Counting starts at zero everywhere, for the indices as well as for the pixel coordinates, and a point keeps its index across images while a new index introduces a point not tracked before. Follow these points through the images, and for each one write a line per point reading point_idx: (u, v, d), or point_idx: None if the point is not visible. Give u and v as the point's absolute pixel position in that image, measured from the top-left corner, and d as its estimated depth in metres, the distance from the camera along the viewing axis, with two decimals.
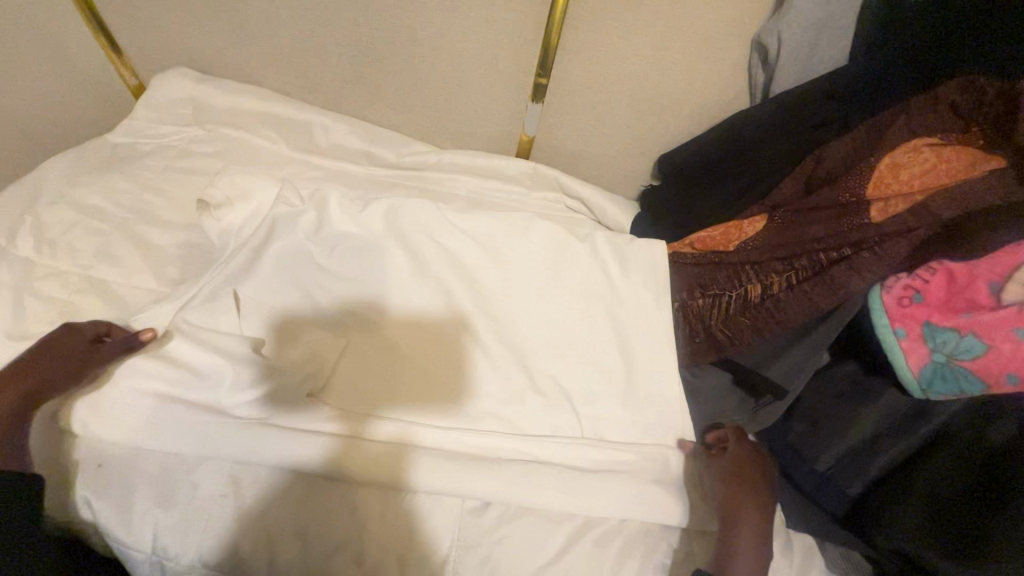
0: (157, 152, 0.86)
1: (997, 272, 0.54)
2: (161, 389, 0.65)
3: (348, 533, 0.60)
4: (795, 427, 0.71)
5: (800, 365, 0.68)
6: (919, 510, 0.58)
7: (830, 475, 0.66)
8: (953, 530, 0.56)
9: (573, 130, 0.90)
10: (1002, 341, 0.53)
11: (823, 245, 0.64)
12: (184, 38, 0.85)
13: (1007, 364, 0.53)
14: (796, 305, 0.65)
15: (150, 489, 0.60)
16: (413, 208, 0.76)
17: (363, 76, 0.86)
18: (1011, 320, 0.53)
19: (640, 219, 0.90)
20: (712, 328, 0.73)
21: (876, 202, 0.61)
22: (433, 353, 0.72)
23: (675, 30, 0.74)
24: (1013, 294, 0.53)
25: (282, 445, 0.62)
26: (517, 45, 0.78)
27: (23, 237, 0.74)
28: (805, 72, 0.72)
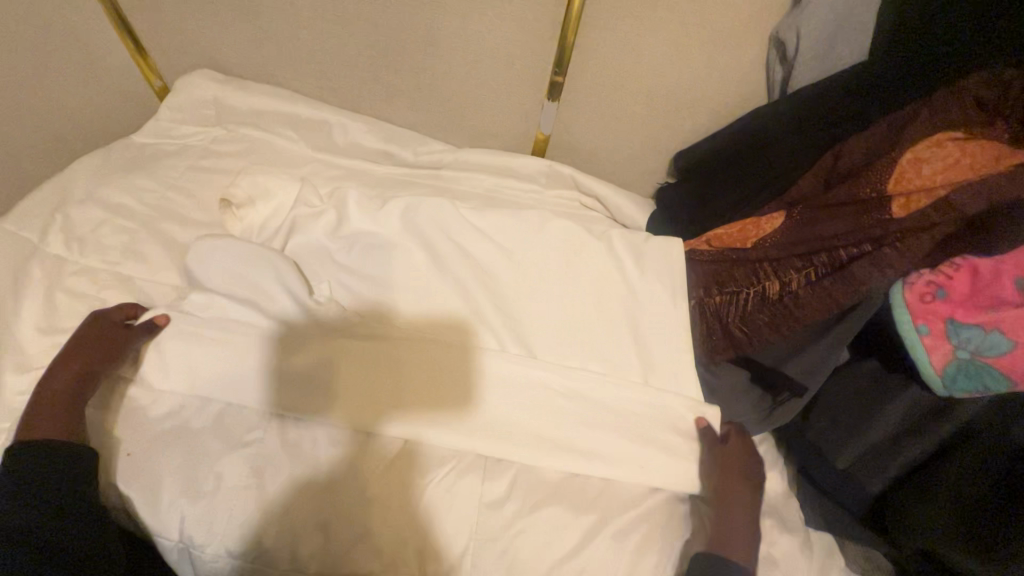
0: (181, 152, 0.87)
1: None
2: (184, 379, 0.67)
3: (368, 524, 0.61)
4: (815, 423, 0.69)
5: (818, 363, 0.67)
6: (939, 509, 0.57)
7: (850, 474, 0.65)
8: (975, 527, 0.55)
9: (589, 128, 0.90)
10: None
11: (844, 242, 0.63)
12: (207, 40, 0.87)
13: None
14: (815, 302, 0.64)
15: (177, 479, 0.62)
16: (430, 206, 0.78)
17: (381, 76, 0.87)
18: None
19: (655, 216, 0.90)
20: (729, 325, 0.72)
21: (897, 199, 0.60)
22: (455, 363, 0.70)
23: (693, 27, 0.74)
24: None
25: (311, 442, 0.65)
26: (534, 43, 0.78)
27: (53, 234, 0.75)
28: (824, 67, 0.71)
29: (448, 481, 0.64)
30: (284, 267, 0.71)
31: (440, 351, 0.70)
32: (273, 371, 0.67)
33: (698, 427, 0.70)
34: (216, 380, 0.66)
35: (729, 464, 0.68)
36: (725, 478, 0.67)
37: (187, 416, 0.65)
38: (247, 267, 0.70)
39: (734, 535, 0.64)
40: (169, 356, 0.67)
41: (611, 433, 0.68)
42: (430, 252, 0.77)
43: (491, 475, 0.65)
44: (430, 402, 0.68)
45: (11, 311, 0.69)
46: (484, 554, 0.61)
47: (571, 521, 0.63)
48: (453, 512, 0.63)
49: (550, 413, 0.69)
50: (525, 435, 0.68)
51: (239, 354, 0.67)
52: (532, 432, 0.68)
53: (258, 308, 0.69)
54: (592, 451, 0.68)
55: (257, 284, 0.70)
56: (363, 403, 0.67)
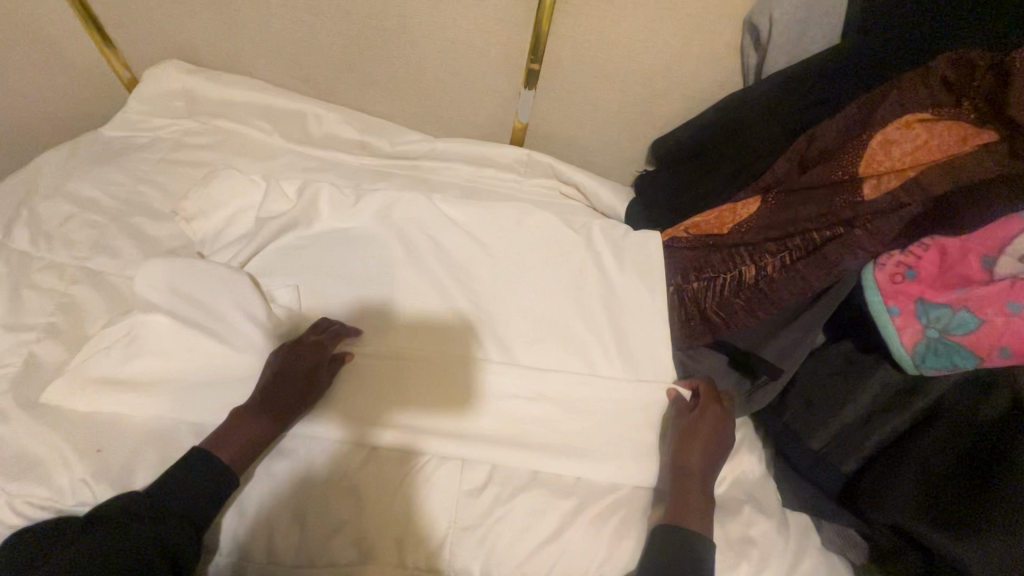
0: (151, 144, 0.86)
1: (990, 246, 0.55)
2: (158, 377, 0.65)
3: (347, 514, 0.61)
4: (790, 405, 0.70)
5: (794, 344, 0.67)
6: (903, 487, 0.58)
7: (824, 454, 0.65)
8: (942, 504, 0.55)
9: (567, 116, 0.90)
10: (994, 315, 0.53)
11: (816, 225, 0.64)
12: (176, 30, 0.85)
13: (1001, 338, 0.53)
14: (789, 285, 0.65)
15: (151, 474, 0.60)
16: (406, 202, 0.79)
17: (355, 65, 0.86)
18: (1005, 293, 0.53)
19: (633, 205, 0.89)
20: (707, 310, 0.73)
21: (868, 180, 0.61)
22: (432, 366, 0.70)
23: (667, 12, 0.73)
24: (1006, 268, 0.53)
25: (295, 442, 0.64)
26: (509, 30, 0.78)
27: (19, 230, 0.74)
28: (796, 53, 0.72)
29: (428, 470, 0.64)
30: (243, 289, 0.68)
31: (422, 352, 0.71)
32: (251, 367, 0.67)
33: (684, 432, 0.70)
34: (193, 383, 0.65)
35: (683, 422, 0.67)
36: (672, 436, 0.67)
37: (158, 413, 0.63)
38: (219, 272, 0.68)
39: (687, 500, 0.62)
40: (144, 350, 0.65)
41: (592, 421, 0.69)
42: (407, 248, 0.77)
43: (472, 463, 0.65)
44: (412, 399, 0.68)
45: None
46: (464, 541, 0.61)
47: (551, 506, 0.64)
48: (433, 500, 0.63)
49: (530, 407, 0.69)
50: (501, 428, 0.68)
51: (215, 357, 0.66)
52: (512, 438, 0.68)
53: (235, 303, 0.67)
54: (574, 440, 0.68)
55: (233, 284, 0.68)
56: (345, 400, 0.67)
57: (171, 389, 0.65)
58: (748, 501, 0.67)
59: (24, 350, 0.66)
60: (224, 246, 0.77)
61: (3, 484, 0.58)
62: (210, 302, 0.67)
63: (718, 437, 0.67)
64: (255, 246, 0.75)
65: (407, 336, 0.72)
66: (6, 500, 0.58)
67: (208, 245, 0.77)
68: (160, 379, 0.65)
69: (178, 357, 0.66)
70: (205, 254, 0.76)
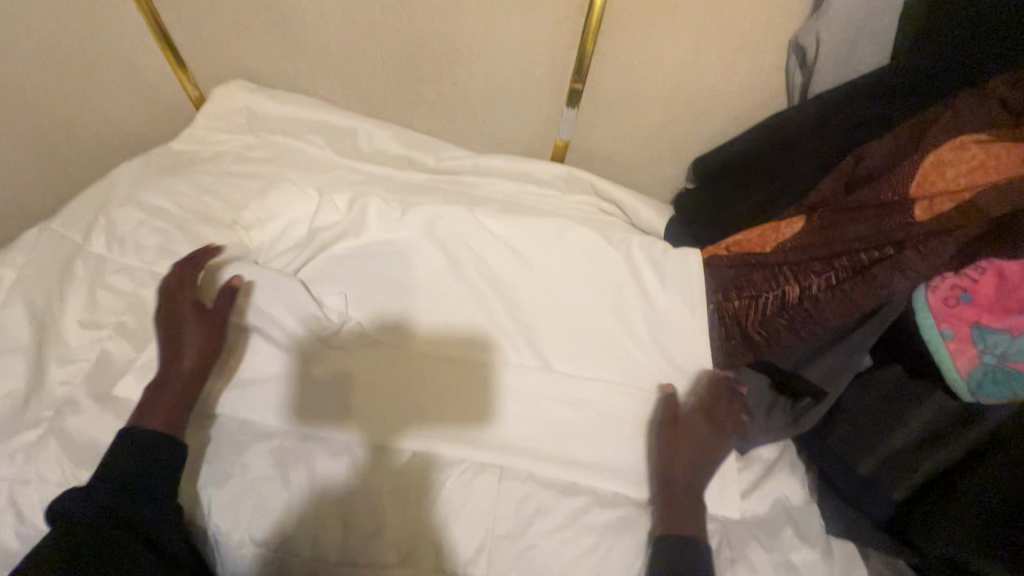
0: (215, 158, 0.91)
1: None
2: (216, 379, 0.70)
3: (385, 517, 0.63)
4: (834, 432, 0.68)
5: (841, 367, 0.66)
6: (956, 515, 0.57)
7: (873, 480, 0.64)
8: (995, 536, 0.54)
9: (608, 134, 0.91)
10: None
11: (865, 244, 0.63)
12: (242, 51, 0.91)
13: None
14: (835, 304, 0.64)
15: (211, 469, 0.64)
16: (449, 216, 0.81)
17: (406, 84, 0.90)
18: None
19: (673, 223, 0.89)
20: (748, 329, 0.72)
21: (919, 202, 0.60)
22: (467, 377, 0.71)
23: (712, 33, 0.75)
24: None
25: (321, 447, 0.66)
26: (555, 51, 0.80)
27: (96, 234, 0.79)
28: (844, 73, 0.72)
29: (463, 481, 0.65)
30: (298, 294, 0.72)
31: (448, 361, 0.72)
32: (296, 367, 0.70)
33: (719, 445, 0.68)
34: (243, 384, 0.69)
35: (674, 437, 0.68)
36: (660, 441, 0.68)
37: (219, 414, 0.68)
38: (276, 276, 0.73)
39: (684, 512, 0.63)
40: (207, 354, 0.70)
41: (632, 439, 0.70)
42: (448, 260, 0.79)
43: (509, 475, 0.66)
44: (449, 407, 0.70)
45: (56, 307, 0.72)
46: (500, 550, 0.62)
47: (588, 521, 0.64)
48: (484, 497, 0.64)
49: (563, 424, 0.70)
50: (536, 441, 0.69)
51: (270, 360, 0.70)
52: (551, 449, 0.69)
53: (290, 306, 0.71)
54: (614, 455, 0.69)
55: (286, 289, 0.72)
56: (387, 408, 0.69)
57: (229, 386, 0.69)
58: (790, 526, 0.65)
59: (97, 346, 0.71)
60: (279, 254, 0.81)
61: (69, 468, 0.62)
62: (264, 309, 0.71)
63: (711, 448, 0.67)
64: (315, 254, 0.79)
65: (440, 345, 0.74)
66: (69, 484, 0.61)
67: (263, 253, 0.81)
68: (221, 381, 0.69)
69: (241, 355, 0.71)
70: (261, 262, 0.81)
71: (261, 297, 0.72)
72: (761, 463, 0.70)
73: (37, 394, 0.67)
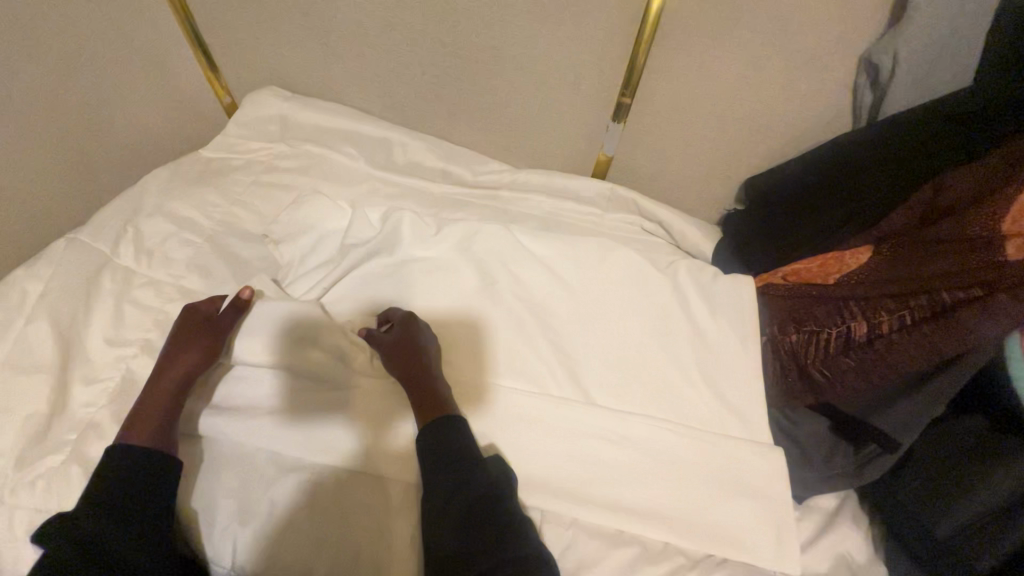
0: (246, 167, 0.88)
1: None
2: (229, 413, 0.65)
3: (415, 563, 0.58)
4: (907, 483, 0.63)
5: (914, 416, 0.60)
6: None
7: (952, 544, 0.58)
8: None
9: (653, 151, 0.87)
10: None
11: (947, 283, 0.58)
12: (277, 58, 0.89)
13: None
14: (911, 348, 0.59)
15: (232, 501, 0.60)
16: (487, 234, 0.77)
17: (444, 94, 0.86)
18: None
19: (721, 247, 0.84)
20: (807, 367, 0.67)
21: (1013, 240, 0.55)
22: (503, 410, 0.67)
23: (775, 49, 0.70)
24: None
25: (336, 483, 0.62)
26: (603, 65, 0.76)
27: (124, 246, 0.76)
28: (920, 94, 0.67)
29: None
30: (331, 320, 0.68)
31: (484, 391, 0.69)
32: (304, 395, 0.65)
33: (777, 496, 0.64)
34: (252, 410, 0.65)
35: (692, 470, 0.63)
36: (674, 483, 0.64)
37: (239, 444, 0.63)
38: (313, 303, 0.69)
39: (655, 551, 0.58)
40: (233, 387, 0.67)
41: (682, 485, 0.64)
42: (484, 281, 0.75)
43: (550, 521, 0.62)
44: (487, 441, 0.66)
45: (81, 322, 0.69)
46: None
47: (634, 573, 0.60)
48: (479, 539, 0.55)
49: (604, 465, 0.65)
50: (579, 482, 0.64)
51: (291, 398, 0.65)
52: (595, 491, 0.64)
53: (315, 331, 0.66)
54: (662, 501, 0.64)
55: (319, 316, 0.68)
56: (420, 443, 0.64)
57: (240, 414, 0.64)
58: None
59: (122, 364, 0.68)
60: (310, 270, 0.77)
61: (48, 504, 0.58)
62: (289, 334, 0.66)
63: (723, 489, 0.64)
64: (349, 272, 0.76)
65: (472, 374, 0.70)
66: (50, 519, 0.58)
67: (293, 269, 0.77)
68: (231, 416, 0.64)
69: (255, 384, 0.66)
70: (284, 283, 0.76)
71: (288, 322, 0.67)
72: (822, 513, 0.67)
73: (60, 416, 0.63)
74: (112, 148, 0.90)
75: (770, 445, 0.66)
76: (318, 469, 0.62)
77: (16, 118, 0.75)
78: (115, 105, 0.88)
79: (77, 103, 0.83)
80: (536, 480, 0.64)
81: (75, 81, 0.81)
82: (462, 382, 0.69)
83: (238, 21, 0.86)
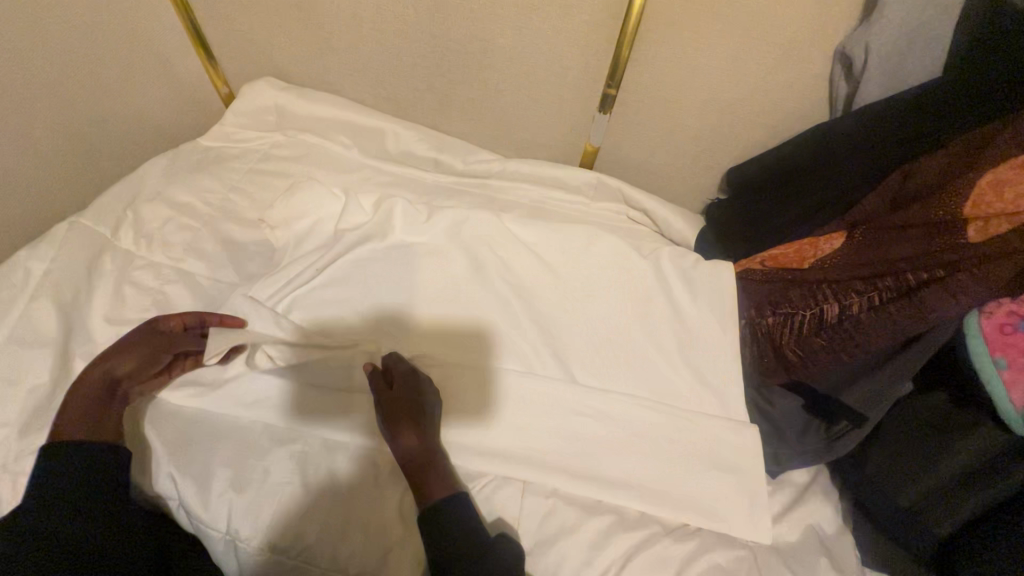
0: (242, 155, 0.91)
1: None
2: (202, 404, 0.67)
3: (410, 525, 0.62)
4: (872, 458, 0.66)
5: (882, 392, 0.63)
6: (994, 554, 0.56)
7: (917, 512, 0.62)
8: None
9: (638, 142, 0.89)
10: None
11: (913, 265, 0.61)
12: (274, 50, 0.92)
13: None
14: (879, 327, 0.62)
15: (227, 472, 0.62)
16: (475, 221, 0.80)
17: (435, 86, 0.89)
18: None
19: (704, 233, 0.86)
20: (782, 348, 0.70)
21: (973, 223, 0.58)
22: (481, 386, 0.70)
23: (752, 43, 0.73)
24: None
25: (327, 454, 0.64)
26: (588, 56, 0.79)
27: (124, 230, 0.79)
28: (892, 85, 0.69)
29: (486, 494, 0.65)
30: (353, 311, 0.73)
31: (470, 368, 0.71)
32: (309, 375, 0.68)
33: (749, 469, 0.67)
34: (236, 387, 0.68)
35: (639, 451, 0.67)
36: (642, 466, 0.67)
37: (236, 418, 0.66)
38: (332, 301, 0.74)
39: None
40: (206, 379, 0.69)
41: (656, 459, 0.67)
42: (470, 264, 0.77)
43: (531, 491, 0.65)
44: (473, 418, 0.68)
45: (84, 301, 0.72)
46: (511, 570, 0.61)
47: (609, 540, 0.63)
48: (449, 512, 0.59)
49: (583, 441, 0.68)
50: (559, 453, 0.67)
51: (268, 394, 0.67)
52: (575, 464, 0.67)
53: (337, 316, 0.73)
54: (638, 473, 0.67)
55: (344, 313, 0.73)
56: None
57: (224, 402, 0.67)
58: (824, 554, 0.63)
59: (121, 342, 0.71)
60: (305, 252, 0.79)
61: (15, 466, 0.61)
62: (326, 323, 0.72)
63: (682, 470, 0.67)
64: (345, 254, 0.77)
65: (452, 355, 0.72)
66: (10, 479, 0.61)
67: (287, 253, 0.80)
68: (213, 405, 0.67)
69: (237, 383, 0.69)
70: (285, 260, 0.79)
71: (322, 318, 0.73)
72: (793, 487, 0.70)
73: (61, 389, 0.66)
74: (112, 137, 0.93)
75: (744, 421, 0.69)
76: (308, 442, 0.65)
77: (18, 107, 0.78)
78: (116, 95, 0.91)
79: (77, 93, 0.85)
80: (520, 453, 0.67)
81: (76, 71, 0.84)
82: (446, 361, 0.71)
83: (237, 13, 0.88)
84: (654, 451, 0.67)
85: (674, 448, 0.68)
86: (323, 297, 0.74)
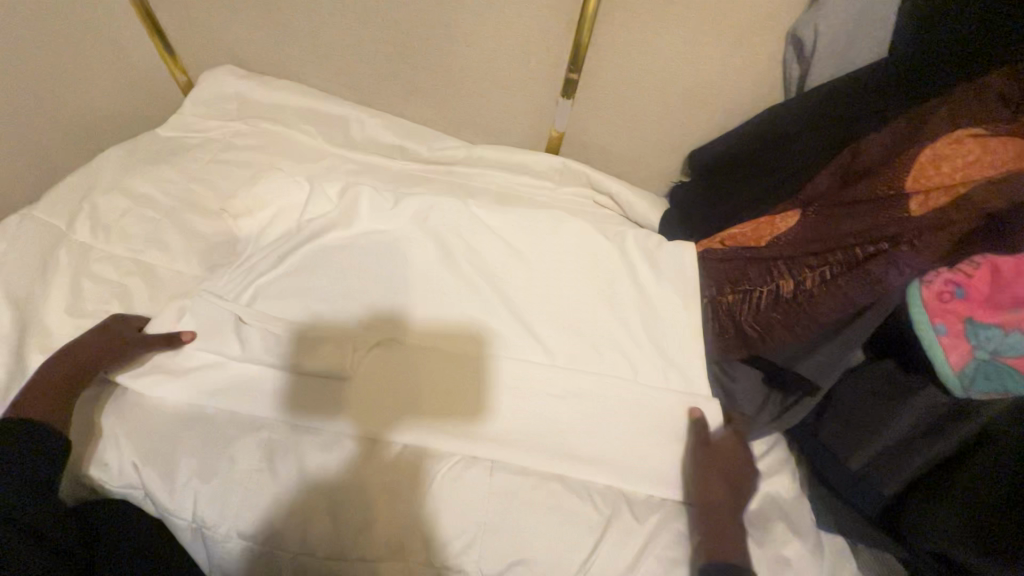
0: (202, 145, 0.89)
1: (985, 291, 0.56)
2: (167, 395, 0.67)
3: (375, 512, 0.62)
4: (825, 425, 0.69)
5: (833, 362, 0.66)
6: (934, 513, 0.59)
7: (864, 476, 0.65)
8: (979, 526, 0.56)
9: (602, 127, 0.90)
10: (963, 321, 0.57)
11: (860, 239, 0.63)
12: (233, 37, 0.90)
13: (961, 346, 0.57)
14: (830, 298, 0.64)
15: (194, 460, 0.62)
16: (442, 207, 0.80)
17: (399, 73, 0.89)
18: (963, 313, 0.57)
19: (668, 215, 0.88)
20: (741, 323, 0.72)
21: (915, 197, 0.60)
22: (449, 368, 0.70)
23: (709, 27, 0.74)
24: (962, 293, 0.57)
25: (295, 443, 0.64)
26: (550, 41, 0.79)
27: (81, 222, 0.77)
28: (842, 66, 0.71)
29: (453, 474, 0.65)
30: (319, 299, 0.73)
31: (436, 351, 0.71)
32: (282, 365, 0.68)
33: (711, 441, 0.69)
34: (200, 374, 0.68)
35: (605, 427, 0.69)
36: (608, 442, 0.69)
37: (206, 407, 0.66)
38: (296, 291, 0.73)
39: None
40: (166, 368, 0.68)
41: (618, 435, 0.69)
42: (436, 250, 0.77)
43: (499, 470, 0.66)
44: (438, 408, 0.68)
45: (39, 295, 0.71)
46: (466, 559, 0.61)
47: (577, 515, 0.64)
48: None
49: (550, 420, 0.69)
50: (528, 432, 0.69)
51: (236, 385, 0.67)
52: (543, 444, 0.68)
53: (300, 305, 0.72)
54: (604, 450, 0.68)
55: (308, 303, 0.72)
56: (376, 397, 0.68)
57: (190, 391, 0.67)
58: (783, 520, 0.66)
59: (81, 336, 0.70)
60: (269, 241, 0.79)
61: None
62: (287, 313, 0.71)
63: (645, 445, 0.69)
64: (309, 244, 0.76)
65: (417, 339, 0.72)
66: None
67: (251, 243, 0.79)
68: (181, 396, 0.67)
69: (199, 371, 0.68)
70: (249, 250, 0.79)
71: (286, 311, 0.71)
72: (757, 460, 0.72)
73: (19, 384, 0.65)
74: (65, 128, 0.90)
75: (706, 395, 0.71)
76: (277, 430, 0.65)
77: None
78: (68, 84, 0.88)
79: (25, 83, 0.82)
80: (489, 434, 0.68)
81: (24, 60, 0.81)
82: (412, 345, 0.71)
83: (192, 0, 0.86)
84: (619, 427, 0.69)
85: (640, 424, 0.69)
86: (288, 287, 0.73)
